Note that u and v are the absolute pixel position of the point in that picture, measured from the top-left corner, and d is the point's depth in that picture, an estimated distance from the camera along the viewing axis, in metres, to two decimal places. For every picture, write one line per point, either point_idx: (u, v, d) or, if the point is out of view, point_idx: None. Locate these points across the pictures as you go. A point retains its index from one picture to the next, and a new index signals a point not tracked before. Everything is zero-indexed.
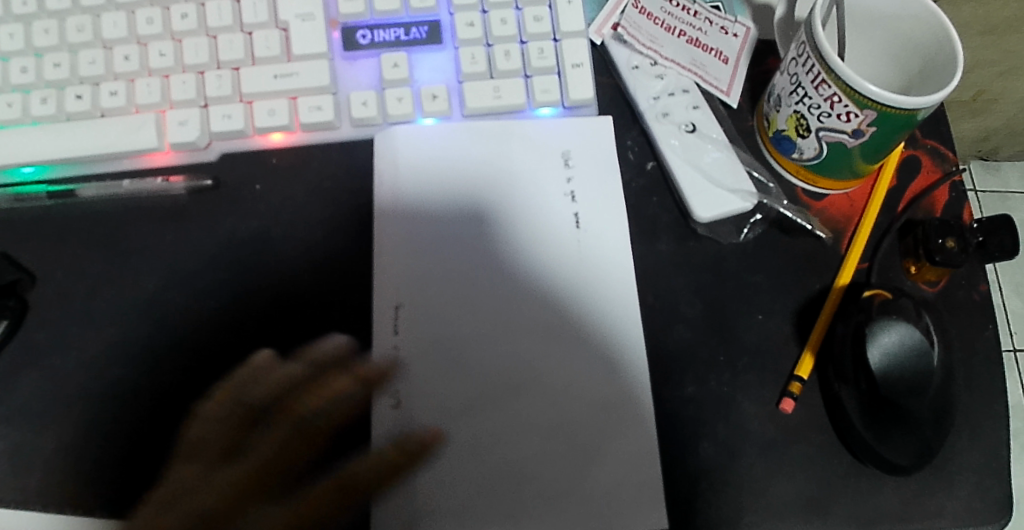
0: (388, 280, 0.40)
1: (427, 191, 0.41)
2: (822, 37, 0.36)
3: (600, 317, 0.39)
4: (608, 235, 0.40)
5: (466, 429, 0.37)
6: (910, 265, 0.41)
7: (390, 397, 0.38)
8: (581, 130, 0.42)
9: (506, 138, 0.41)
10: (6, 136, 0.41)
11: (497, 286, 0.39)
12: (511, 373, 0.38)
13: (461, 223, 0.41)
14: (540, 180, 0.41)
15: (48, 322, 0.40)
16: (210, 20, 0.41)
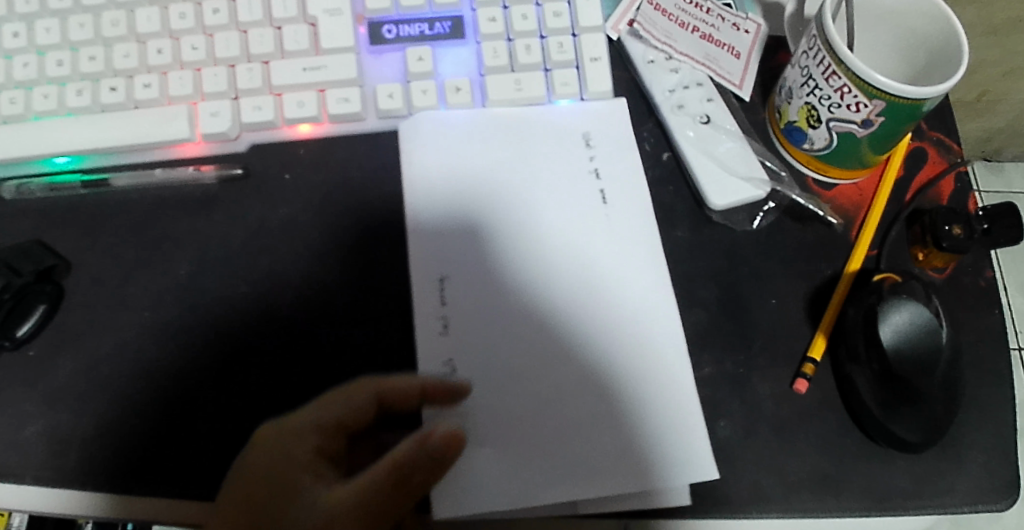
0: (427, 255, 0.41)
1: (468, 171, 0.42)
2: (832, 30, 0.38)
3: (623, 286, 0.40)
4: (632, 212, 0.42)
5: (520, 390, 0.38)
6: (918, 252, 0.43)
7: (443, 365, 0.38)
8: (601, 115, 0.43)
9: (529, 126, 0.43)
10: (42, 126, 0.43)
11: (539, 256, 0.40)
12: (555, 333, 0.39)
13: (501, 201, 0.42)
14: (563, 160, 0.43)
15: (84, 307, 0.42)
16: (241, 15, 0.42)
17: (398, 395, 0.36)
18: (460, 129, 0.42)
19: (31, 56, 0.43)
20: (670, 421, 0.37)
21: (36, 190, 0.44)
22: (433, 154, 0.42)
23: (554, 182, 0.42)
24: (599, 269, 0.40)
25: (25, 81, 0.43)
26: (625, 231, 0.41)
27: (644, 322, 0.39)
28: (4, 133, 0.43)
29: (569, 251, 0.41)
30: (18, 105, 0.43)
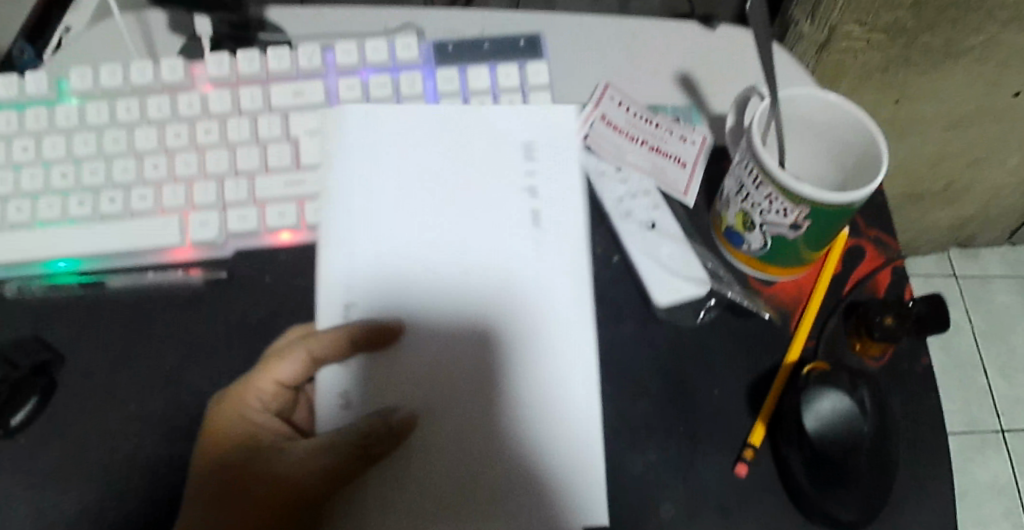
0: (332, 268, 0.42)
1: (396, 178, 0.43)
2: (758, 145, 0.42)
3: (533, 238, 0.42)
4: (562, 225, 0.42)
5: (424, 423, 0.39)
6: (855, 342, 0.46)
7: (337, 397, 0.40)
8: (539, 122, 0.45)
9: (465, 125, 0.45)
10: (43, 231, 0.47)
11: (443, 253, 0.42)
12: (443, 365, 0.41)
13: (409, 194, 0.43)
14: (496, 171, 0.44)
15: (72, 398, 0.45)
16: (231, 135, 0.47)
17: (377, 338, 0.40)
18: (389, 123, 0.44)
19: (37, 168, 0.48)
20: (584, 445, 0.39)
21: (35, 289, 0.48)
22: (355, 113, 0.44)
23: (468, 154, 0.44)
24: (469, 251, 0.42)
25: (32, 191, 0.48)
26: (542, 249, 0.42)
27: (562, 349, 0.40)
28: (7, 238, 0.47)
29: (465, 232, 0.43)
30: (24, 212, 0.47)
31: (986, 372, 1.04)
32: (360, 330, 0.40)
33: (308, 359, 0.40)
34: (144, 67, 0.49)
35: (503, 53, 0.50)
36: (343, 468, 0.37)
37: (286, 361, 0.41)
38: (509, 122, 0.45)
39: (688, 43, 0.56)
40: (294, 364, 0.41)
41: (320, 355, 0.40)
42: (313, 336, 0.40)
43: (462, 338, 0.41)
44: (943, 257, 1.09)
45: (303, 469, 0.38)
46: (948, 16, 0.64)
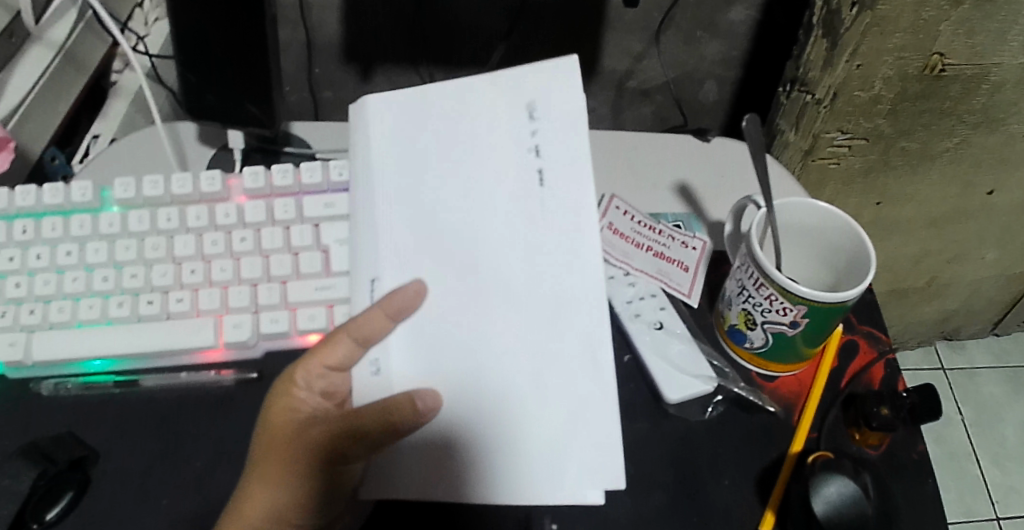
0: (363, 255, 0.42)
1: (408, 169, 0.43)
2: (758, 251, 0.45)
3: (562, 217, 0.40)
4: (572, 146, 0.41)
5: (448, 348, 0.40)
6: (854, 431, 0.48)
7: (371, 365, 0.40)
8: (542, 85, 0.42)
9: (469, 107, 0.43)
10: (82, 332, 0.49)
11: (452, 269, 0.41)
12: (478, 247, 0.41)
13: (415, 208, 0.42)
14: (508, 145, 0.42)
15: (106, 494, 0.46)
16: (265, 244, 0.51)
17: (413, 299, 0.37)
18: (406, 138, 0.44)
19: (80, 271, 0.50)
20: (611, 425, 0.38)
21: (71, 387, 0.50)
22: (382, 140, 0.44)
23: (506, 194, 0.41)
24: (501, 310, 0.40)
25: (73, 292, 0.50)
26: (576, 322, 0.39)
27: (589, 435, 0.38)
28: (48, 337, 0.49)
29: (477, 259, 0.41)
30: (65, 313, 0.50)
31: (979, 462, 1.05)
32: (389, 398, 0.37)
33: (358, 341, 0.38)
34: (185, 179, 0.52)
35: (542, 69, 0.42)
36: (371, 437, 0.38)
37: (335, 345, 0.38)
38: (557, 172, 0.41)
39: (683, 157, 0.61)
40: (345, 350, 0.38)
41: (370, 338, 0.37)
42: (354, 320, 0.37)
43: (473, 374, 0.40)
44: (929, 351, 1.13)
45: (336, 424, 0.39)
46: (923, 121, 0.70)
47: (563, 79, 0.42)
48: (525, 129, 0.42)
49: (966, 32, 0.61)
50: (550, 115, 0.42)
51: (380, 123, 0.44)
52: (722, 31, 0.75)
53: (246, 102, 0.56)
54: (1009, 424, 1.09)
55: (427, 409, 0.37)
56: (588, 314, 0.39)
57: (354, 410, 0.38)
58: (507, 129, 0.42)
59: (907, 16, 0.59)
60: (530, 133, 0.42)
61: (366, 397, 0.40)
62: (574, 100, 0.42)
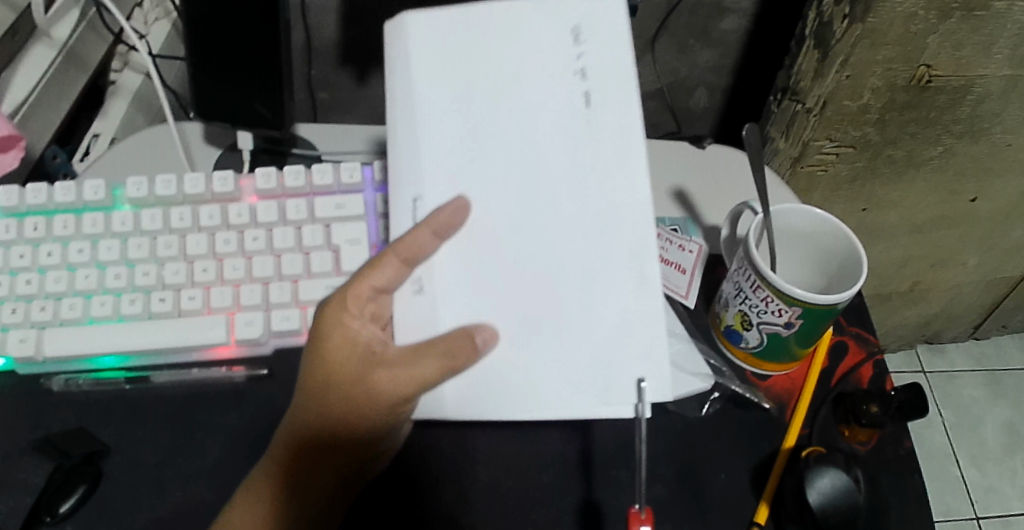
0: (399, 176, 0.44)
1: (450, 98, 0.45)
2: (756, 254, 0.47)
3: (608, 143, 0.43)
4: (616, 74, 0.44)
5: (488, 263, 0.43)
6: (844, 429, 0.50)
7: (412, 283, 0.43)
8: (590, 10, 0.45)
9: (513, 34, 0.46)
10: (94, 328, 0.50)
11: (501, 188, 0.43)
12: (519, 172, 0.43)
13: (460, 127, 0.44)
14: (551, 84, 0.44)
15: (120, 486, 0.47)
16: (276, 243, 0.52)
17: (454, 216, 0.42)
18: (446, 56, 0.45)
19: (91, 269, 0.51)
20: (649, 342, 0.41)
21: (81, 383, 0.50)
22: (422, 56, 0.45)
23: (554, 119, 0.44)
24: (550, 226, 0.43)
25: (85, 290, 0.51)
26: (629, 239, 0.42)
27: (643, 341, 0.41)
28: (60, 333, 0.50)
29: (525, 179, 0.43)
30: (77, 310, 0.51)
31: (958, 462, 1.08)
32: (451, 340, 0.40)
33: (404, 261, 0.42)
34: (197, 178, 0.53)
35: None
36: (437, 379, 0.41)
37: (384, 266, 0.42)
38: (603, 95, 0.44)
39: (678, 163, 0.63)
40: (392, 271, 0.42)
41: (416, 255, 0.42)
42: (402, 240, 0.42)
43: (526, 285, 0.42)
44: (911, 354, 1.16)
45: (399, 373, 0.41)
46: (909, 130, 0.73)
47: (610, 3, 0.45)
48: (571, 52, 0.45)
49: (952, 46, 0.63)
50: (596, 39, 0.45)
51: (421, 39, 0.46)
52: (715, 39, 0.77)
53: (256, 103, 0.56)
54: (987, 425, 1.12)
55: (486, 345, 0.41)
56: (637, 229, 0.42)
57: (417, 353, 0.41)
58: (555, 50, 0.45)
59: (896, 29, 0.61)
60: (577, 57, 0.45)
61: (409, 316, 0.43)
62: (618, 26, 0.44)
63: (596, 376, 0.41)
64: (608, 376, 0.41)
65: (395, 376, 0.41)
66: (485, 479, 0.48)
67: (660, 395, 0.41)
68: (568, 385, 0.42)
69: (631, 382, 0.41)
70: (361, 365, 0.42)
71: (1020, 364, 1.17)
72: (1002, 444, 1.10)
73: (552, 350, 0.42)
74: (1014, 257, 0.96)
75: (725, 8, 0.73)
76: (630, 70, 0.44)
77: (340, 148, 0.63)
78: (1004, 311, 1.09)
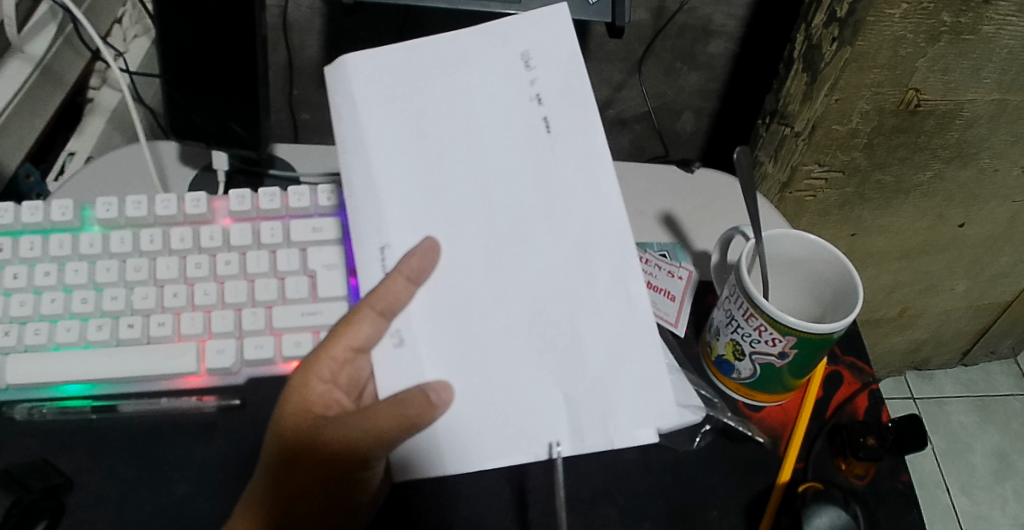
0: (370, 227, 0.43)
1: (411, 140, 0.44)
2: (747, 281, 0.46)
3: (580, 172, 0.43)
4: (571, 99, 0.44)
5: (459, 305, 0.42)
6: (841, 462, 0.49)
7: (393, 336, 0.42)
8: (535, 30, 0.45)
9: (462, 66, 0.45)
10: (59, 355, 0.48)
11: (468, 227, 0.43)
12: (492, 211, 0.43)
13: (426, 169, 0.44)
14: (513, 115, 0.44)
15: (83, 524, 0.45)
16: (249, 266, 0.50)
17: (424, 263, 0.42)
18: (395, 98, 0.45)
19: (58, 292, 0.49)
20: (643, 372, 0.41)
21: (45, 412, 0.47)
22: (369, 99, 0.45)
23: (519, 149, 0.43)
24: (524, 267, 0.42)
25: (50, 314, 0.48)
26: (607, 267, 0.42)
27: (639, 372, 0.41)
28: (23, 360, 0.47)
29: (494, 217, 0.43)
30: (42, 335, 0.48)
31: (948, 490, 1.07)
32: (407, 397, 0.40)
33: (381, 314, 0.41)
34: (169, 199, 0.51)
35: (529, 15, 0.45)
36: (393, 437, 0.40)
37: (359, 321, 0.41)
38: (562, 119, 0.43)
39: (667, 187, 0.62)
40: (369, 325, 0.42)
41: (393, 306, 0.41)
42: (377, 292, 0.41)
43: (499, 323, 0.42)
44: (899, 381, 1.15)
45: (354, 424, 0.41)
46: (898, 155, 0.72)
47: (554, 22, 0.45)
48: (523, 79, 0.44)
49: (941, 70, 0.63)
50: (546, 62, 0.44)
51: (367, 80, 0.45)
52: (701, 63, 0.76)
53: (232, 121, 0.55)
54: (977, 452, 1.11)
55: (442, 403, 0.40)
56: (615, 257, 0.42)
57: (373, 407, 0.41)
58: (506, 79, 0.44)
59: (885, 53, 0.60)
60: (530, 83, 0.44)
61: (390, 371, 0.42)
62: (565, 44, 0.44)
63: (586, 414, 0.41)
64: (602, 414, 0.41)
65: (351, 426, 0.41)
66: (466, 513, 0.46)
67: (664, 419, 0.41)
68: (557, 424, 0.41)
69: (627, 417, 0.41)
70: (318, 421, 0.42)
71: (1008, 389, 1.16)
72: (992, 472, 1.09)
73: (534, 389, 0.42)
74: (1001, 282, 0.95)
75: (712, 31, 0.73)
76: (585, 87, 0.44)
77: (318, 169, 0.61)
78: (992, 337, 1.08)
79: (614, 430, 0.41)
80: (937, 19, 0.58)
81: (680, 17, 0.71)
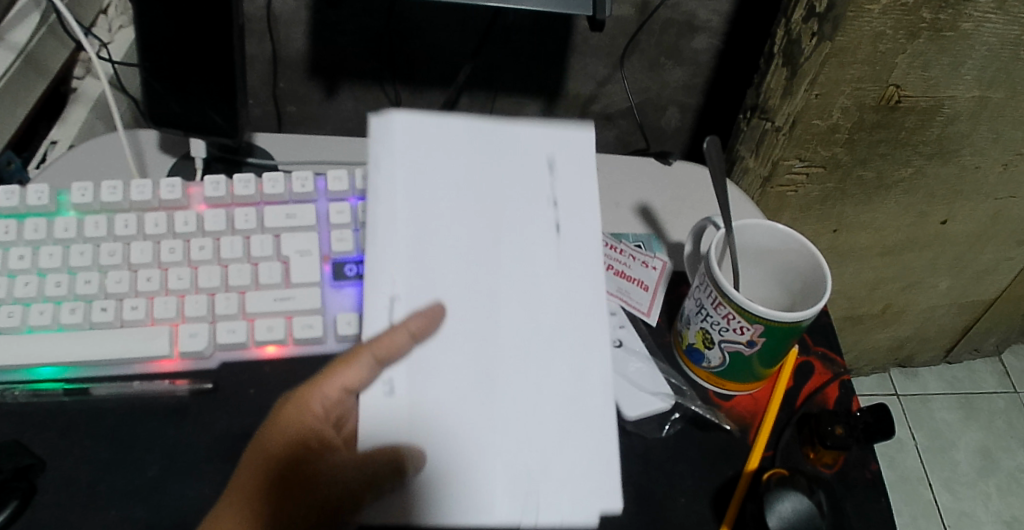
0: (383, 275, 0.42)
1: (432, 201, 0.43)
2: (717, 270, 0.46)
3: (573, 316, 0.43)
4: (586, 229, 0.44)
5: (456, 370, 0.41)
6: (809, 451, 0.49)
7: (384, 384, 0.41)
8: (568, 146, 0.46)
9: (495, 141, 0.45)
10: (32, 337, 0.48)
11: (478, 299, 0.42)
12: (499, 287, 0.43)
13: (440, 233, 0.43)
14: (531, 195, 0.45)
15: (53, 505, 0.45)
16: (223, 252, 0.50)
17: (421, 328, 0.41)
18: (427, 154, 0.44)
19: (32, 276, 0.49)
20: (600, 461, 0.41)
21: (18, 395, 0.48)
22: (407, 152, 0.44)
23: (532, 239, 0.44)
24: (520, 346, 0.42)
25: (24, 297, 0.49)
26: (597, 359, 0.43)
27: (595, 450, 0.42)
28: None
29: (497, 291, 0.43)
30: (15, 318, 0.48)
31: (931, 487, 1.07)
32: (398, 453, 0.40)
33: (378, 360, 0.41)
34: (144, 186, 0.51)
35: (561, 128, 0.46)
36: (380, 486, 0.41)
37: (358, 365, 0.41)
38: (576, 234, 0.44)
39: (644, 180, 0.62)
40: (366, 370, 0.41)
41: (393, 356, 0.41)
42: (379, 338, 0.41)
43: (491, 392, 0.41)
44: (884, 378, 1.16)
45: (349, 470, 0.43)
46: (879, 151, 0.72)
47: (583, 147, 0.46)
48: (546, 168, 0.45)
49: (921, 66, 0.63)
50: (572, 171, 0.45)
51: (409, 138, 0.44)
52: (685, 58, 0.76)
53: (211, 110, 0.55)
54: (961, 450, 1.11)
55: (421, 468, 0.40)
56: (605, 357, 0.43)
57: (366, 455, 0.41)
58: (528, 161, 0.45)
59: (865, 48, 0.61)
60: (552, 175, 0.45)
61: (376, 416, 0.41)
62: (590, 172, 0.45)
63: (544, 492, 0.41)
64: (552, 499, 0.41)
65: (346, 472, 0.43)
66: None
67: (608, 505, 0.41)
68: (511, 493, 0.40)
69: (574, 496, 0.41)
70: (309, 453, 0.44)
71: (992, 387, 1.17)
72: (976, 469, 1.09)
73: (503, 462, 0.41)
74: (986, 279, 0.96)
75: (695, 27, 0.73)
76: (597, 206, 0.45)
77: (298, 158, 0.61)
78: (976, 335, 1.09)
79: (562, 508, 0.40)
80: (916, 15, 0.59)
81: (664, 12, 0.72)
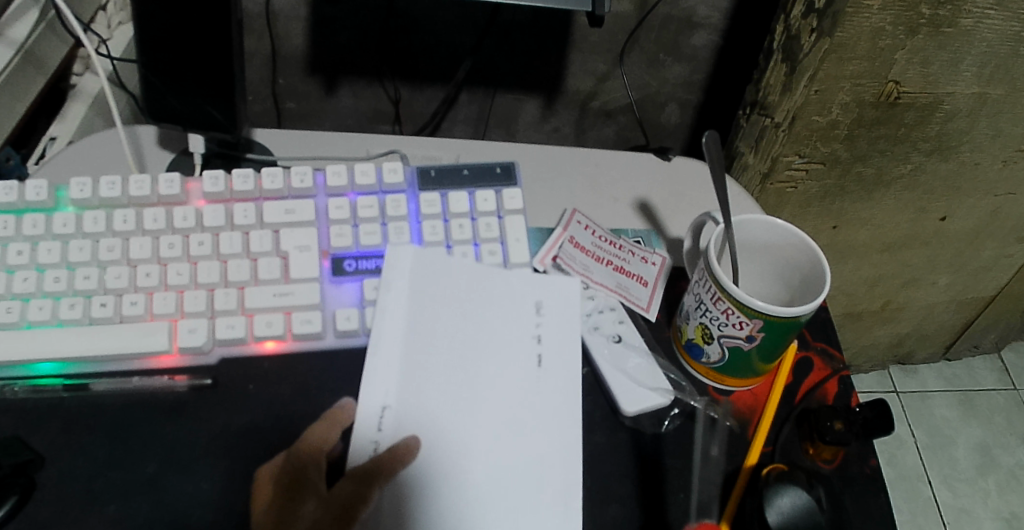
0: (379, 384, 0.46)
1: (431, 325, 0.48)
2: (717, 267, 0.46)
3: (542, 438, 0.46)
4: (566, 358, 0.49)
5: (433, 462, 0.44)
6: (809, 446, 0.49)
7: None
8: (554, 289, 0.51)
9: (490, 285, 0.50)
10: (32, 333, 0.48)
11: (463, 404, 0.46)
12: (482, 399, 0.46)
13: (435, 358, 0.47)
14: (515, 325, 0.49)
15: (51, 501, 0.44)
16: (222, 248, 0.50)
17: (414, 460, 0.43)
18: (431, 295, 0.49)
19: (31, 271, 0.49)
20: None
21: (18, 390, 0.48)
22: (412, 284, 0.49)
23: (512, 361, 0.48)
24: (494, 441, 0.45)
25: (23, 293, 0.48)
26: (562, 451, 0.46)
27: None
28: None
29: (476, 411, 0.46)
30: (14, 313, 0.48)
31: (930, 483, 1.07)
32: None
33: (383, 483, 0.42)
34: (143, 181, 0.51)
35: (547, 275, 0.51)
36: None
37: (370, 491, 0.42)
38: (554, 358, 0.49)
39: (643, 176, 0.62)
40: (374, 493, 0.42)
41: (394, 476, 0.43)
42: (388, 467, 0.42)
43: (464, 482, 0.44)
44: (883, 374, 1.16)
45: None
46: (878, 147, 0.72)
47: (568, 289, 0.51)
48: (531, 320, 0.50)
49: (921, 62, 0.63)
50: (555, 316, 0.50)
51: (415, 274, 0.50)
52: (685, 54, 0.76)
53: (209, 106, 0.55)
54: (960, 446, 1.11)
55: None
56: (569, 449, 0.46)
57: None
58: (516, 319, 0.50)
59: (864, 44, 0.61)
60: (535, 325, 0.49)
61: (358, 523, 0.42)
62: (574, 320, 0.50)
63: None
64: None
65: None
66: None
67: None
68: None
69: None
70: None
71: (991, 384, 1.17)
72: (975, 465, 1.09)
73: None
74: (985, 276, 0.96)
75: (695, 23, 0.73)
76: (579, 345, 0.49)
77: (297, 153, 0.61)
78: (975, 332, 1.09)
79: None
80: (916, 11, 0.59)
81: (663, 8, 0.72)
